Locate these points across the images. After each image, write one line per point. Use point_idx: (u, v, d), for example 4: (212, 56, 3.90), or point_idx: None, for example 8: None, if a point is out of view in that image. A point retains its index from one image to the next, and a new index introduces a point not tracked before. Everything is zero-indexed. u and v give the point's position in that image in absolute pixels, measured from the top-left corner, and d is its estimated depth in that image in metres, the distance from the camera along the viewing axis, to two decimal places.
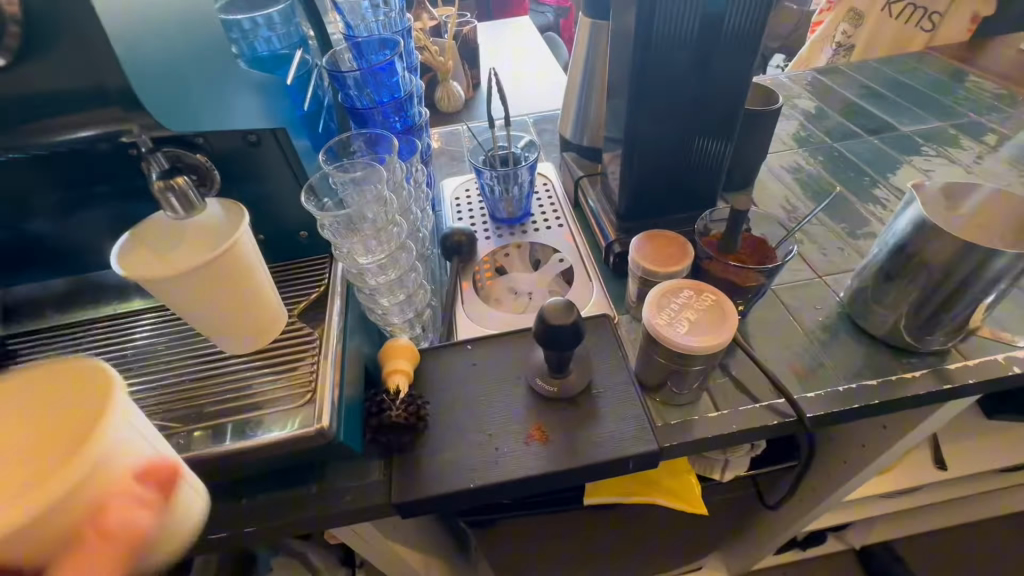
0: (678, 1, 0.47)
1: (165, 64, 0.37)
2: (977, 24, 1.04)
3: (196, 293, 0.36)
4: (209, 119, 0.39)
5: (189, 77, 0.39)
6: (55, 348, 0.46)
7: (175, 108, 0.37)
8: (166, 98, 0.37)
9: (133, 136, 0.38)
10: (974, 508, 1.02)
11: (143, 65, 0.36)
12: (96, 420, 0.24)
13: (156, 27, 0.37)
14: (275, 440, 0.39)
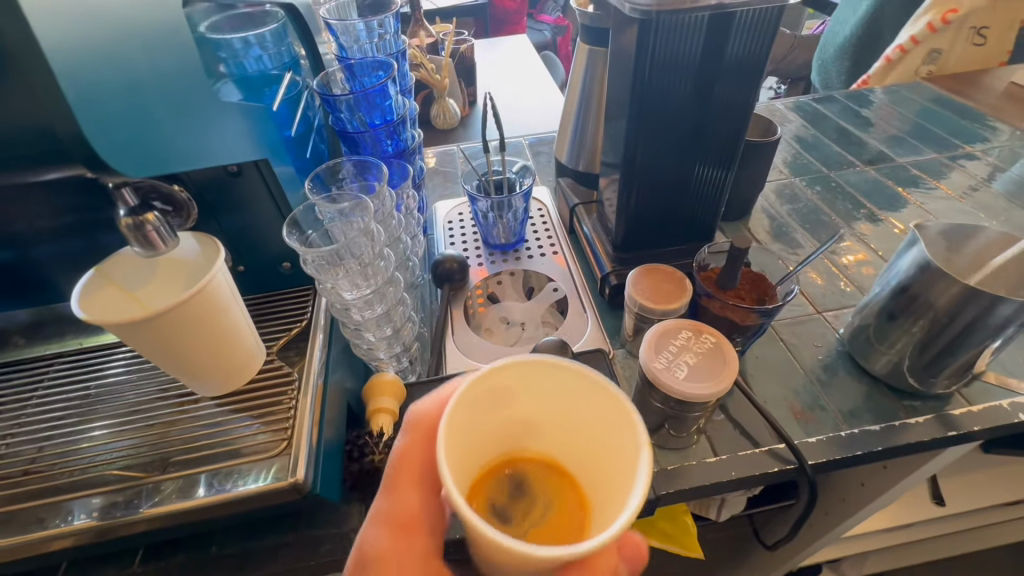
0: (681, 28, 0.46)
1: (122, 84, 0.33)
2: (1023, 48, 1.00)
3: (165, 335, 0.34)
4: (179, 154, 0.37)
5: (154, 104, 0.35)
6: (15, 385, 0.43)
7: (133, 142, 0.34)
8: (124, 130, 0.34)
9: None
10: (970, 541, 1.00)
11: (96, 93, 0.32)
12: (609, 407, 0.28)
13: (117, 45, 0.33)
14: (247, 494, 0.36)
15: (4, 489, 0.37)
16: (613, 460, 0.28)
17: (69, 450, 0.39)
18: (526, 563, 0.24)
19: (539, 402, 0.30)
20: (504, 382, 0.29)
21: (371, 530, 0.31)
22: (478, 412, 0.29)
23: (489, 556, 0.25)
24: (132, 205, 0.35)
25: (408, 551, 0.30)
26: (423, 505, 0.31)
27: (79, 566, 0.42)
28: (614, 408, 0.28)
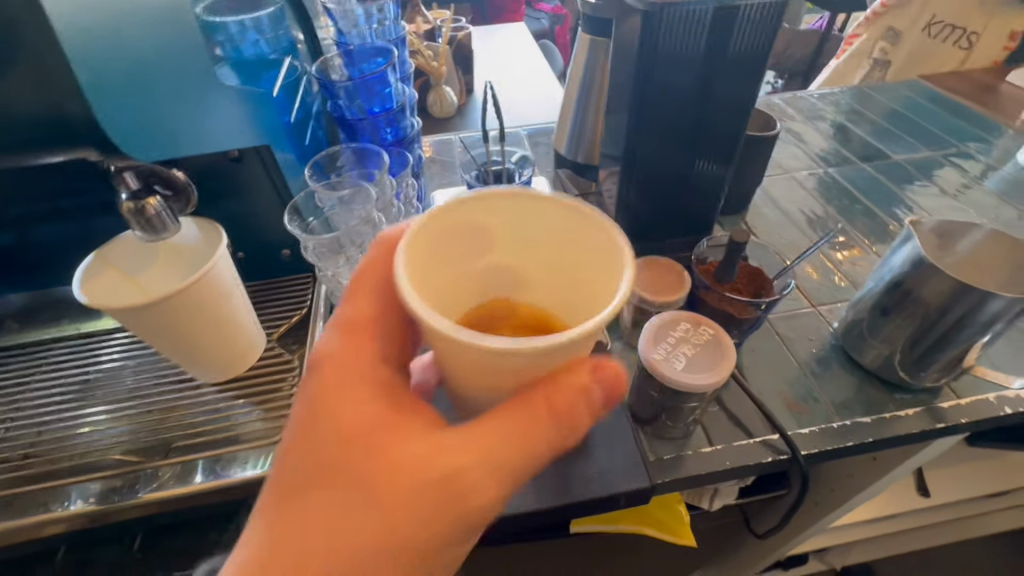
0: (690, 22, 0.46)
1: (127, 69, 0.36)
2: (1015, 41, 1.05)
3: (166, 324, 0.34)
4: (182, 138, 0.39)
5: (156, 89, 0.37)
6: (13, 369, 0.43)
7: (135, 129, 0.38)
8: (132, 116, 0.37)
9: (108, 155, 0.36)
10: (952, 532, 1.02)
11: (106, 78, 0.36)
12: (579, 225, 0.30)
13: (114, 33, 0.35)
14: (245, 481, 0.37)
15: (3, 472, 0.37)
16: (593, 286, 0.30)
17: (67, 435, 0.39)
18: (493, 359, 0.25)
19: (515, 233, 0.32)
20: (477, 216, 0.31)
21: (326, 334, 0.31)
22: (450, 236, 0.30)
23: (452, 365, 0.27)
24: (134, 186, 0.35)
25: (361, 352, 0.30)
26: (379, 311, 0.31)
27: (79, 549, 0.43)
28: (594, 235, 0.29)
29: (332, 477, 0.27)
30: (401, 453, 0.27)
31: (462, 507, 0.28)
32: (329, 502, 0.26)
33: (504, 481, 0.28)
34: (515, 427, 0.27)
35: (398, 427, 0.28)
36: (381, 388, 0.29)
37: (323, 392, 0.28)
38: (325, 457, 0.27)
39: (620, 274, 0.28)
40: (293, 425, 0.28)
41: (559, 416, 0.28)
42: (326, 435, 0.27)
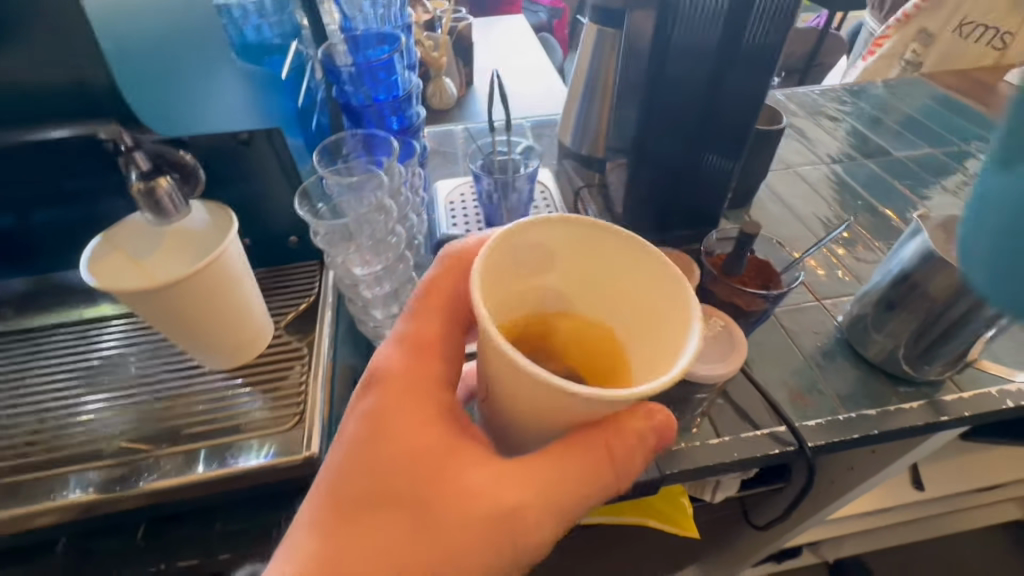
0: (700, 15, 0.47)
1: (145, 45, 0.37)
2: None
3: (179, 309, 0.33)
4: (198, 115, 0.38)
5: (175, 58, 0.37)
6: (12, 356, 0.42)
7: (157, 109, 0.37)
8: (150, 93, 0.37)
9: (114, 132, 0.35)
10: (943, 525, 1.04)
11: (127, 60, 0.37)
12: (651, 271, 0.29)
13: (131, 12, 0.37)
14: (254, 470, 0.36)
15: (6, 459, 0.36)
16: (648, 329, 0.29)
17: (70, 424, 0.38)
18: (559, 401, 0.24)
19: (572, 265, 0.31)
20: (547, 243, 0.30)
21: (385, 349, 0.31)
22: (515, 258, 0.30)
23: (519, 403, 0.26)
24: (146, 167, 0.33)
25: (421, 372, 0.30)
26: (443, 331, 0.32)
27: (78, 542, 0.42)
28: (658, 279, 0.28)
29: (383, 501, 0.27)
30: (455, 483, 0.27)
31: (509, 543, 0.28)
32: (378, 525, 0.27)
33: (552, 517, 0.28)
34: (572, 469, 0.27)
35: (452, 456, 0.28)
36: (438, 413, 0.29)
37: (385, 412, 0.29)
38: (379, 476, 0.27)
39: (684, 320, 0.27)
40: (349, 439, 0.28)
41: (616, 460, 0.28)
42: (383, 454, 0.27)
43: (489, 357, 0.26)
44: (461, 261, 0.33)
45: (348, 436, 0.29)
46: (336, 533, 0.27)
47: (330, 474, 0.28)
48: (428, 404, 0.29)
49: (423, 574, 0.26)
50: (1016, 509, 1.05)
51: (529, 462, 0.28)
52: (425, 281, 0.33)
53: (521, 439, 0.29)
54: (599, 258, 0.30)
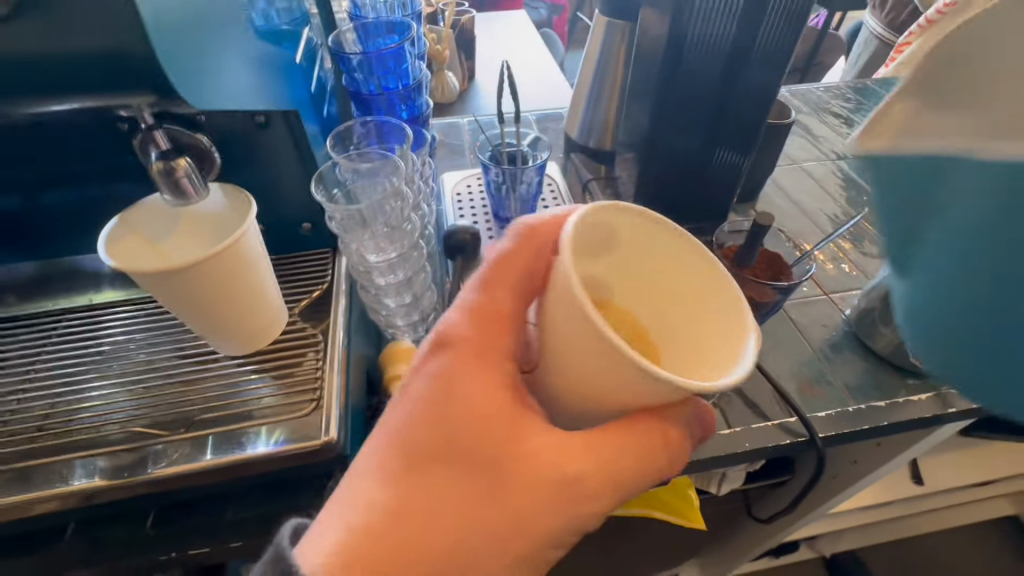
0: (713, 15, 0.47)
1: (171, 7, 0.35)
2: None
3: (195, 292, 0.33)
4: (213, 95, 0.36)
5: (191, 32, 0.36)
6: (21, 341, 0.41)
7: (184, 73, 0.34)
8: (178, 57, 0.34)
9: (133, 110, 0.35)
10: (938, 520, 1.05)
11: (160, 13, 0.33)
12: (700, 275, 0.31)
13: None
14: (274, 454, 0.36)
15: (18, 444, 0.36)
16: (690, 327, 0.31)
17: (82, 409, 0.38)
18: (644, 381, 0.25)
19: (625, 256, 0.32)
20: (618, 228, 0.30)
21: (454, 315, 0.30)
22: (590, 238, 0.29)
23: (591, 380, 0.27)
24: (165, 148, 0.34)
25: (491, 343, 0.29)
26: (513, 306, 0.30)
27: (87, 528, 0.42)
28: (708, 279, 0.30)
29: (451, 458, 0.28)
30: (522, 453, 0.28)
31: (566, 513, 0.29)
32: (443, 482, 0.28)
33: (608, 492, 0.29)
34: (635, 448, 0.28)
35: (521, 427, 0.28)
36: (507, 384, 0.29)
37: (456, 376, 0.28)
38: (447, 439, 0.28)
39: (738, 323, 0.29)
40: (416, 399, 0.29)
41: (667, 443, 0.29)
42: (452, 419, 0.28)
43: (571, 335, 0.26)
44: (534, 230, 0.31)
45: (416, 395, 0.29)
46: (402, 485, 0.28)
47: (397, 430, 0.28)
48: (498, 376, 0.29)
49: (485, 533, 0.28)
50: (1009, 504, 1.07)
51: (593, 438, 0.28)
52: (496, 251, 0.30)
53: (580, 416, 0.30)
54: (651, 256, 0.32)
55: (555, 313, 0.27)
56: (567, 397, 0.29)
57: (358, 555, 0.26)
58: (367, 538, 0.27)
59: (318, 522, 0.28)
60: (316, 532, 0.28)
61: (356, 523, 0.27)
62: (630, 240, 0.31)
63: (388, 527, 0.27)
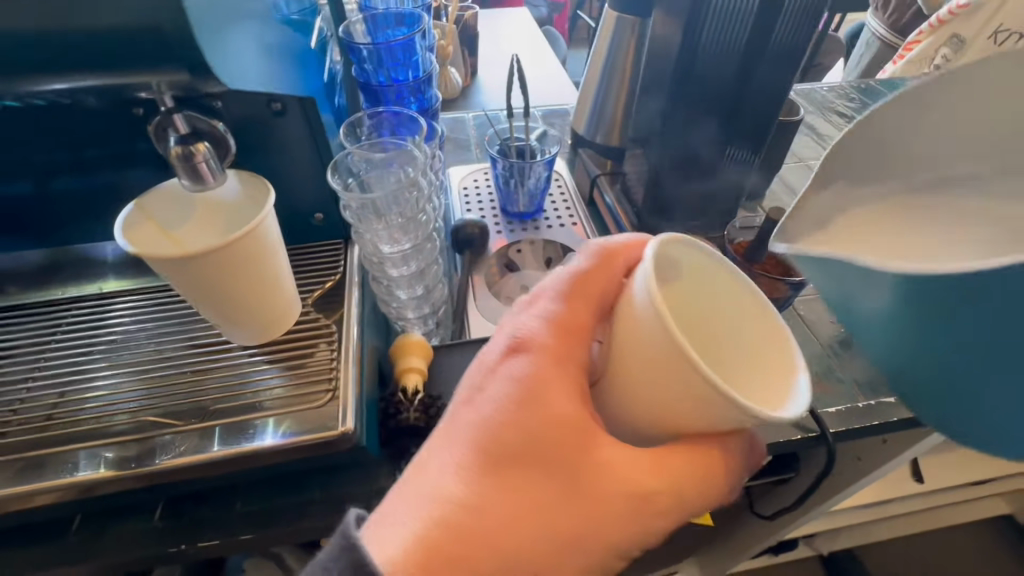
0: (725, 19, 0.47)
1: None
2: None
3: (212, 280, 0.33)
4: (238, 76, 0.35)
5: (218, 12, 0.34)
6: (32, 330, 0.41)
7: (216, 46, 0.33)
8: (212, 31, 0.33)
9: (150, 90, 0.34)
10: (935, 519, 1.06)
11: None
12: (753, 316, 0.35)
13: None
14: (290, 445, 0.36)
15: (29, 433, 0.36)
16: (745, 364, 0.34)
17: (93, 398, 0.38)
18: (717, 402, 0.28)
19: (684, 292, 0.35)
20: (686, 261, 0.34)
21: (534, 324, 0.33)
22: (664, 267, 0.33)
23: (666, 400, 0.30)
24: (185, 132, 0.33)
25: (567, 354, 0.33)
26: (588, 325, 0.34)
27: (93, 521, 0.41)
28: (760, 319, 0.34)
29: (530, 461, 0.30)
30: (594, 460, 0.30)
31: (628, 522, 0.31)
32: (522, 482, 0.30)
33: (668, 507, 0.32)
34: (694, 467, 0.31)
35: (594, 437, 0.30)
36: (580, 395, 0.32)
37: (541, 383, 0.31)
38: (524, 440, 0.30)
39: (788, 365, 0.32)
40: (496, 397, 0.31)
41: (721, 464, 0.32)
42: (537, 425, 0.30)
43: (648, 350, 0.29)
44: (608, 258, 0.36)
45: (499, 397, 0.31)
46: (478, 479, 0.30)
47: (480, 427, 0.31)
48: (573, 385, 0.32)
49: (553, 534, 0.30)
50: (1006, 503, 1.08)
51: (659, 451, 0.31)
52: (577, 271, 0.35)
53: (642, 433, 0.33)
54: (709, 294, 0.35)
55: (632, 330, 0.30)
56: (635, 412, 0.32)
57: (438, 543, 0.28)
58: (443, 528, 0.29)
59: (387, 506, 0.31)
60: (390, 521, 0.30)
61: (433, 513, 0.29)
62: (695, 276, 0.35)
63: (467, 518, 0.29)
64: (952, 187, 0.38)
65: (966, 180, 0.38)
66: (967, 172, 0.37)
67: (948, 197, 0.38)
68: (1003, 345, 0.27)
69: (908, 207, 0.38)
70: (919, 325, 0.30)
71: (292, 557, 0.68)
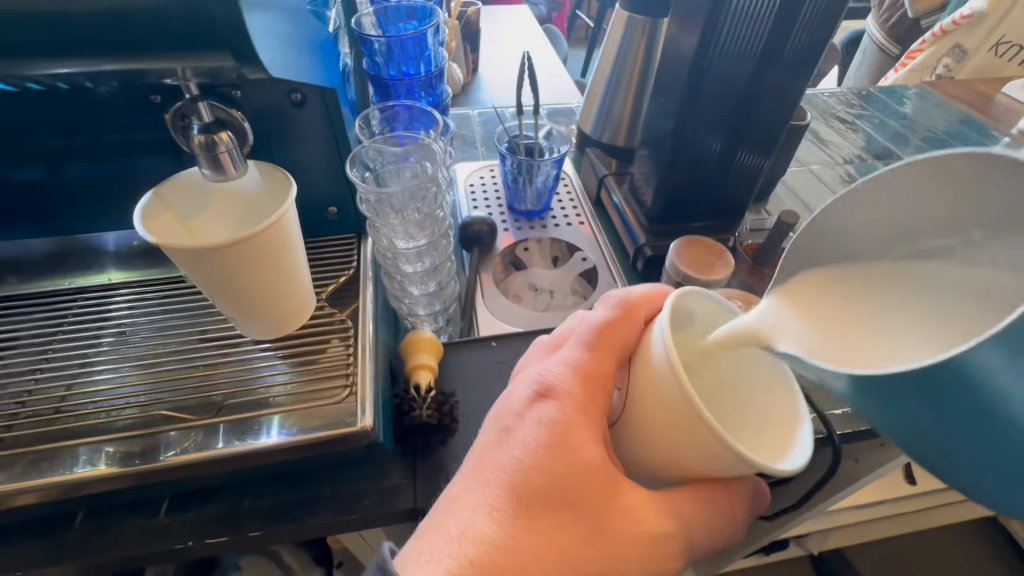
0: (742, 26, 0.47)
1: None
2: None
3: (232, 271, 0.32)
4: (277, 64, 0.35)
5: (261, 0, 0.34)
6: (37, 320, 0.41)
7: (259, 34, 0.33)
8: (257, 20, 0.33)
9: (177, 79, 0.33)
10: (924, 521, 1.07)
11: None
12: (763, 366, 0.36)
13: None
14: (308, 441, 0.35)
15: (35, 425, 0.35)
16: (751, 414, 0.35)
17: (101, 392, 0.37)
18: (724, 454, 0.29)
19: (697, 339, 0.37)
20: (695, 308, 0.36)
21: (559, 371, 0.35)
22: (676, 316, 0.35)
23: (681, 450, 0.31)
24: (208, 120, 0.32)
25: (591, 402, 0.34)
26: (612, 370, 0.35)
27: (96, 516, 0.40)
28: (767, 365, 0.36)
29: (553, 504, 0.31)
30: (616, 504, 0.31)
31: (647, 567, 0.32)
32: (549, 525, 0.31)
33: (684, 551, 0.33)
34: (708, 511, 0.32)
35: (616, 482, 0.32)
36: (602, 441, 0.33)
37: (565, 430, 0.32)
38: (552, 483, 0.31)
39: (793, 414, 0.33)
40: (525, 442, 0.33)
41: (733, 509, 0.33)
42: (561, 470, 0.31)
43: (661, 404, 0.30)
44: (631, 304, 0.37)
45: (526, 440, 0.33)
46: (510, 520, 0.31)
47: (507, 470, 0.32)
48: (598, 432, 0.33)
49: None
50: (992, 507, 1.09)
51: (677, 498, 0.32)
52: (600, 319, 0.36)
53: (657, 478, 0.34)
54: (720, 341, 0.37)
55: (651, 383, 0.31)
56: (652, 461, 0.33)
57: None
58: (477, 567, 0.30)
59: (422, 540, 0.32)
60: (425, 557, 0.31)
61: (467, 552, 0.30)
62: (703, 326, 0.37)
63: (496, 558, 0.30)
64: (940, 257, 0.33)
65: (949, 250, 0.33)
66: (943, 244, 0.33)
67: (928, 269, 0.34)
68: (958, 436, 0.23)
69: (884, 276, 0.36)
70: (884, 409, 0.25)
71: (290, 555, 0.68)
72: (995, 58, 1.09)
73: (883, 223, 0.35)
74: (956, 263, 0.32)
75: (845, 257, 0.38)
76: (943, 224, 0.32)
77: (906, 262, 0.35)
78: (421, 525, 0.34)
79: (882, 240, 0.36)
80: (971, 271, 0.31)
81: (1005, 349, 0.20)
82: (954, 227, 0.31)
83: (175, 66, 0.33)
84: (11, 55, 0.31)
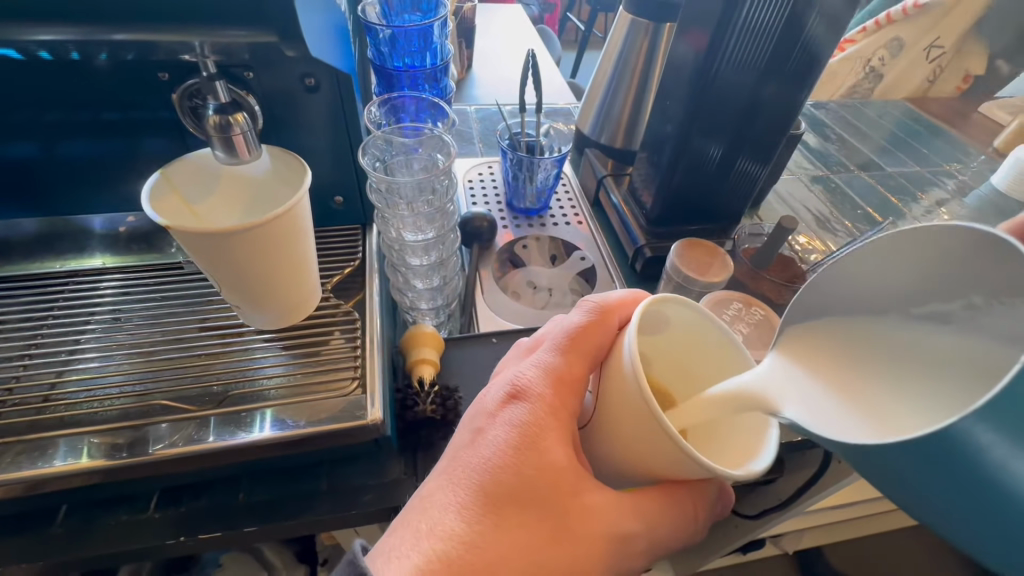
0: (748, 37, 0.47)
1: None
2: (967, 83, 1.21)
3: (244, 257, 0.31)
4: (315, 43, 0.35)
5: None
6: (23, 304, 0.39)
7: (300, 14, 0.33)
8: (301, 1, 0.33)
9: (195, 56, 0.32)
10: (892, 519, 1.10)
11: None
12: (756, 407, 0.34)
13: None
14: (305, 434, 0.34)
15: (20, 415, 0.33)
16: (722, 424, 0.36)
17: (92, 380, 0.35)
18: (688, 462, 0.29)
19: (666, 342, 0.37)
20: (669, 315, 0.35)
21: (533, 373, 0.34)
22: (646, 320, 0.35)
23: (643, 453, 0.31)
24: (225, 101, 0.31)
25: (562, 404, 0.34)
26: (584, 371, 0.34)
27: (82, 511, 0.38)
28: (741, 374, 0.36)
29: (518, 504, 0.31)
30: (579, 504, 0.32)
31: (610, 564, 0.32)
32: (517, 524, 0.31)
33: (649, 548, 0.34)
34: (676, 512, 0.33)
35: (582, 481, 0.32)
36: (570, 442, 0.33)
37: (533, 431, 0.32)
38: (520, 482, 0.31)
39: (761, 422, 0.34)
40: (496, 443, 0.32)
41: (698, 512, 0.34)
42: (530, 471, 0.31)
43: (626, 409, 0.30)
44: (605, 307, 0.36)
45: (495, 440, 0.32)
46: (478, 518, 0.31)
47: (475, 468, 0.32)
48: (567, 434, 0.33)
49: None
50: None
51: (643, 498, 0.32)
52: (574, 322, 0.35)
53: (623, 477, 0.34)
54: (701, 353, 0.37)
55: (618, 390, 0.31)
56: (618, 461, 0.33)
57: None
58: (443, 564, 0.29)
59: (392, 537, 0.32)
60: (394, 552, 0.31)
61: (435, 548, 0.30)
62: (678, 335, 0.36)
63: (461, 555, 0.30)
64: (944, 322, 0.28)
65: (950, 317, 0.27)
66: (945, 309, 0.27)
67: (933, 334, 0.28)
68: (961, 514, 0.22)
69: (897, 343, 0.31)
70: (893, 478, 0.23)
71: (276, 553, 0.66)
72: (927, 62, 1.17)
73: (892, 278, 0.30)
74: (966, 332, 0.26)
75: (848, 309, 0.34)
76: (950, 285, 0.27)
77: (920, 325, 0.29)
78: (393, 521, 0.33)
79: (898, 295, 0.30)
80: (982, 342, 0.25)
81: (1000, 425, 0.19)
82: (955, 291, 0.27)
83: (185, 40, 0.31)
84: (16, 22, 0.29)
